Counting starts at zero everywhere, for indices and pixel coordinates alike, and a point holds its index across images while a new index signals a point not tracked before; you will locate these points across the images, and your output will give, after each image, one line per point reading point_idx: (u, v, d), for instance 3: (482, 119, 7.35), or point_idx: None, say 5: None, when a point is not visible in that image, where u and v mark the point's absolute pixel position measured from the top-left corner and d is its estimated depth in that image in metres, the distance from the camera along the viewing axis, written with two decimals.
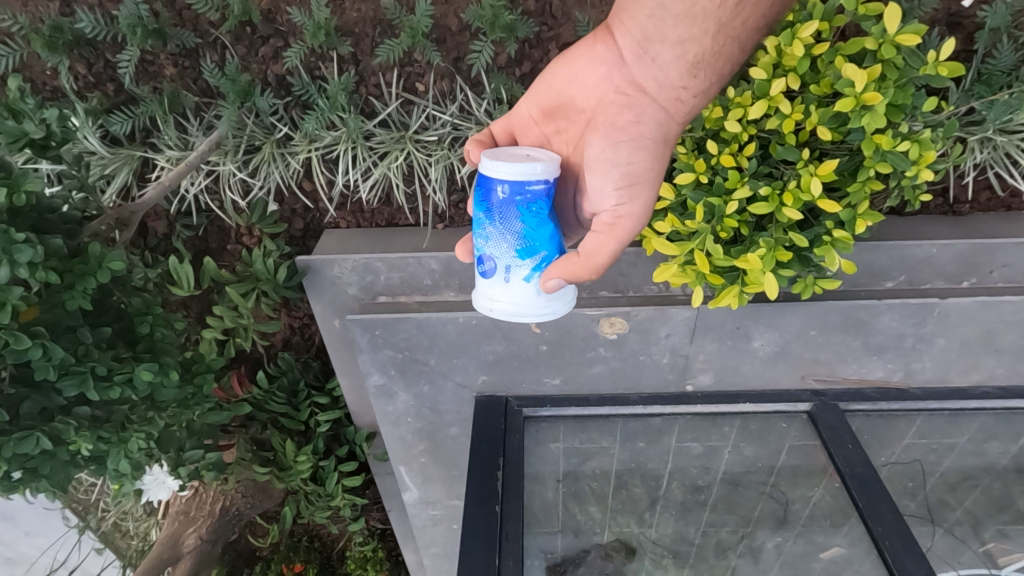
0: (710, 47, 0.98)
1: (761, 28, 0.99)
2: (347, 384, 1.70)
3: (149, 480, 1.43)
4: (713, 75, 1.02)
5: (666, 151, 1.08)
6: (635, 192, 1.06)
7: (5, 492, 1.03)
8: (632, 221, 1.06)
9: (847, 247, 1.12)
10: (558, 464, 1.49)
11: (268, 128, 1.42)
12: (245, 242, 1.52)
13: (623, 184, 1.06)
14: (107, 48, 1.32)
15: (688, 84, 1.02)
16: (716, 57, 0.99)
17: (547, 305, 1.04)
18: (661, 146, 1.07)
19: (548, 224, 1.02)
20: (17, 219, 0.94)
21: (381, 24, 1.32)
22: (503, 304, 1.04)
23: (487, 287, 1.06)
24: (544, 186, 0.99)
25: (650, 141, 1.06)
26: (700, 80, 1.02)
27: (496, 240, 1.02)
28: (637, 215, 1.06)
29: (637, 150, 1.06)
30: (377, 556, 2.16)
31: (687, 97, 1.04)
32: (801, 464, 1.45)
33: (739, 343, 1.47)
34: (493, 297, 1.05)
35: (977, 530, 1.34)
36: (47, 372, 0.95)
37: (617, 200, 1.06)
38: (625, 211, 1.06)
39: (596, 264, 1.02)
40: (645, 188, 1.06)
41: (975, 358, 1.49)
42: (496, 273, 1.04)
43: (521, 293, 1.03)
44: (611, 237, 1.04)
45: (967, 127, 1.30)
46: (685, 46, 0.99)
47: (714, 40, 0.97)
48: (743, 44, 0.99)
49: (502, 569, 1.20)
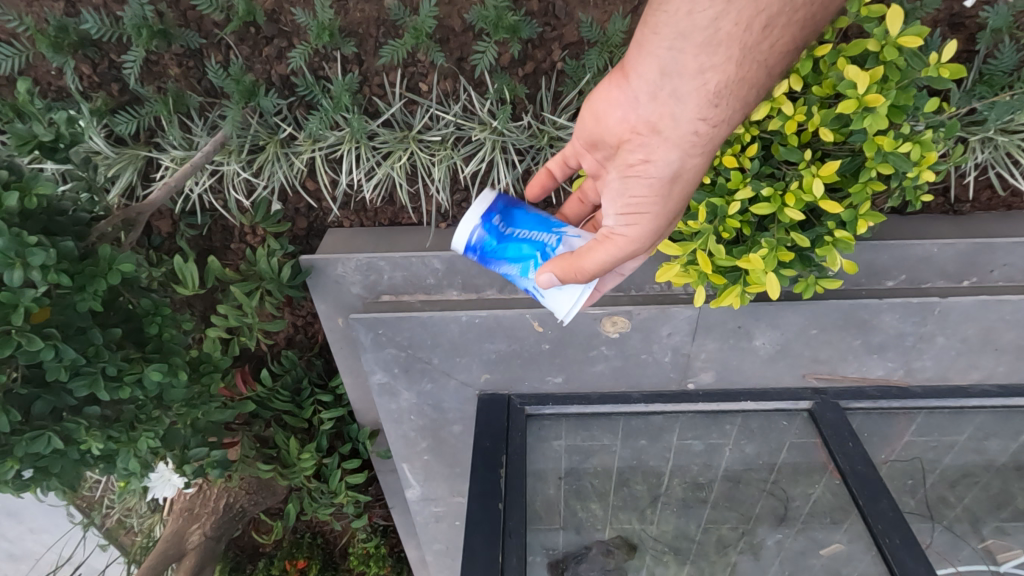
0: (733, 73, 0.93)
1: (790, 52, 0.96)
2: (350, 382, 1.71)
3: (155, 477, 1.38)
4: (735, 102, 0.96)
5: (679, 185, 1.03)
6: (636, 220, 1.06)
7: (17, 490, 1.05)
8: (630, 245, 1.07)
9: (848, 247, 1.13)
10: (560, 462, 1.51)
11: (272, 128, 1.43)
12: (249, 241, 1.53)
13: (625, 211, 1.06)
14: (112, 49, 1.33)
15: (706, 114, 0.96)
16: (739, 83, 0.94)
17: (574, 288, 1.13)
18: (671, 182, 1.02)
19: (510, 240, 1.14)
20: (29, 222, 0.95)
21: (384, 25, 1.33)
22: (544, 303, 1.17)
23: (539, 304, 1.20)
24: (490, 218, 1.14)
25: (657, 177, 1.02)
26: (722, 109, 0.96)
27: (505, 271, 1.17)
28: (635, 239, 1.07)
29: (643, 186, 1.03)
30: (379, 552, 2.20)
31: (705, 129, 0.97)
32: (801, 461, 1.46)
33: (740, 341, 1.48)
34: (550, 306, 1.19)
35: (977, 527, 1.35)
36: (58, 372, 0.95)
37: (617, 223, 1.07)
38: (622, 234, 1.06)
39: (581, 260, 1.06)
40: (649, 218, 1.05)
41: (976, 357, 1.50)
42: (532, 291, 1.18)
43: (546, 294, 1.15)
44: (602, 249, 1.06)
45: (969, 127, 1.31)
46: (705, 76, 0.93)
47: (738, 66, 0.92)
48: (768, 68, 0.95)
49: (505, 566, 1.22)
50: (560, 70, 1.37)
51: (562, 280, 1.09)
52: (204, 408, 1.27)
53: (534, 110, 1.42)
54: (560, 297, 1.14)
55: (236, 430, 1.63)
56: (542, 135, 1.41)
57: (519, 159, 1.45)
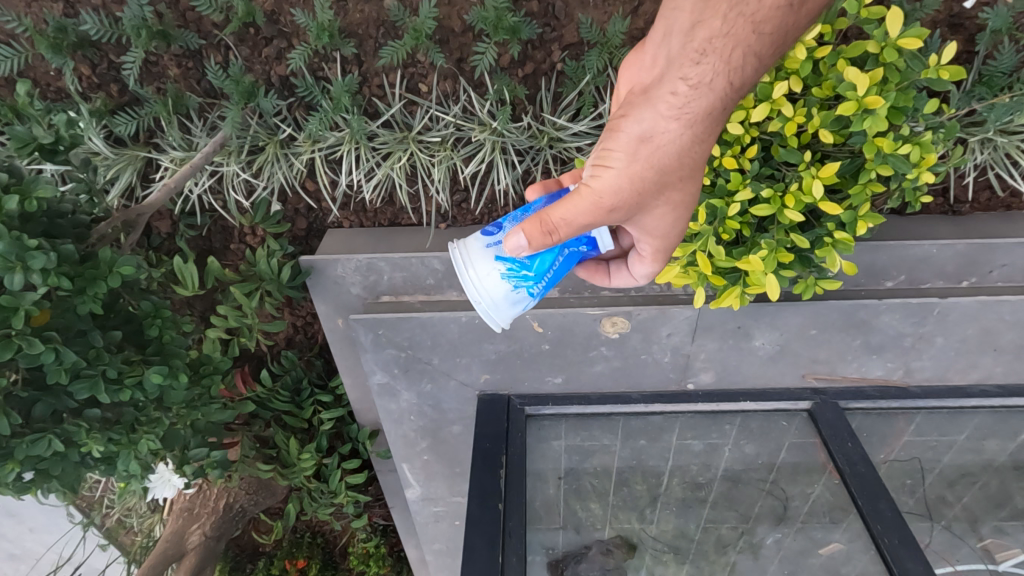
0: (719, 30, 0.91)
1: (784, 10, 0.88)
2: (350, 383, 1.71)
3: (155, 478, 1.39)
4: (720, 63, 0.92)
5: (650, 146, 0.96)
6: (599, 173, 0.97)
7: (17, 492, 1.05)
8: (589, 199, 0.97)
9: (848, 248, 1.13)
10: (560, 461, 1.51)
11: (272, 129, 1.43)
12: (249, 241, 1.53)
13: (594, 163, 0.99)
14: (111, 50, 1.32)
15: (688, 73, 0.94)
16: (724, 41, 0.91)
17: (489, 295, 1.05)
18: (639, 141, 0.96)
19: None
20: (29, 224, 0.96)
21: (384, 26, 1.33)
22: (476, 241, 1.06)
23: (469, 242, 1.07)
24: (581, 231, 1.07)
25: (628, 130, 0.96)
26: (705, 69, 0.93)
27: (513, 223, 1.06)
28: (596, 195, 0.97)
29: (612, 138, 0.97)
30: (379, 552, 2.20)
31: (684, 89, 0.94)
32: (801, 461, 1.47)
33: (740, 342, 1.48)
34: (467, 259, 1.06)
35: (975, 526, 1.36)
36: (59, 375, 0.95)
37: (585, 176, 0.99)
38: (585, 188, 0.97)
39: (549, 217, 0.96)
40: (611, 174, 0.96)
41: (975, 357, 1.50)
42: (485, 242, 1.06)
43: (485, 253, 1.04)
44: (564, 203, 0.97)
45: (968, 128, 1.32)
46: (694, 32, 0.93)
47: (724, 21, 0.90)
48: (758, 27, 0.90)
49: (505, 566, 1.22)
50: (560, 70, 1.37)
51: (528, 248, 0.98)
52: (204, 410, 1.27)
53: (533, 111, 1.43)
54: (483, 268, 1.04)
55: (236, 429, 1.63)
56: (542, 136, 1.42)
57: (519, 160, 1.45)
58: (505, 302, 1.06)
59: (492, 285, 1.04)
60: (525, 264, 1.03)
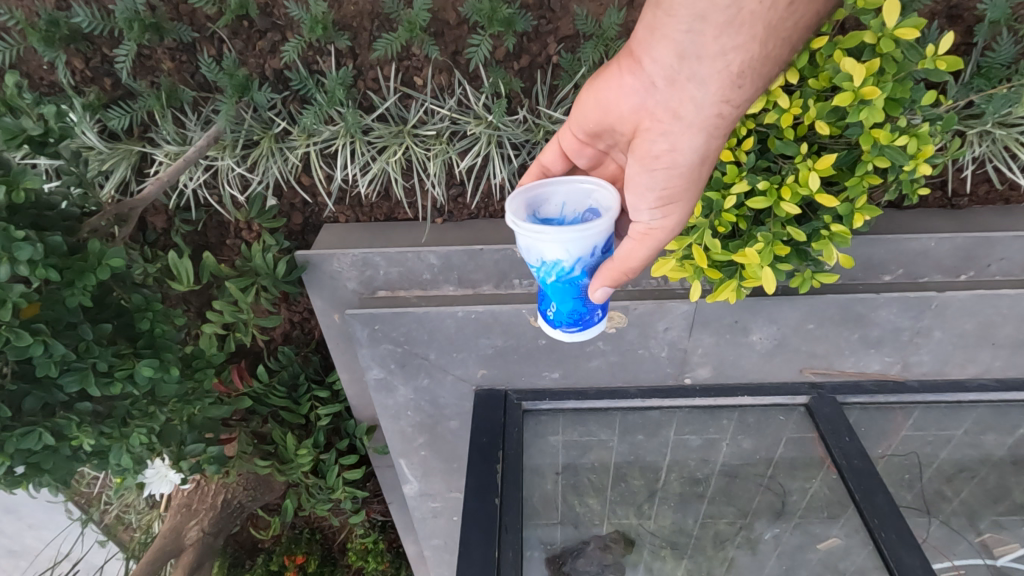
0: (757, 53, 0.89)
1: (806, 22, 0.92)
2: (347, 377, 1.70)
3: (150, 474, 1.31)
4: (756, 81, 0.93)
5: (706, 165, 0.99)
6: (670, 210, 1.02)
7: (9, 486, 1.04)
8: (664, 232, 1.04)
9: (845, 241, 1.13)
10: (558, 456, 1.51)
11: (266, 123, 1.42)
12: (244, 236, 1.52)
13: (659, 203, 1.01)
14: (103, 43, 1.32)
15: (729, 97, 0.92)
16: (761, 63, 0.91)
17: (534, 240, 0.97)
18: (701, 164, 0.98)
19: (574, 306, 1.11)
20: (16, 216, 0.94)
21: (378, 18, 1.32)
22: (600, 232, 1.01)
23: (598, 228, 0.99)
24: (555, 321, 1.14)
25: (687, 164, 0.97)
26: (744, 89, 0.93)
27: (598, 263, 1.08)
28: (671, 229, 1.04)
29: (674, 176, 0.98)
30: (378, 547, 2.19)
31: (729, 110, 0.94)
32: (799, 456, 1.46)
33: (737, 336, 1.47)
34: (584, 231, 0.97)
35: (973, 521, 1.37)
36: (49, 367, 0.95)
37: (653, 217, 1.02)
38: (660, 229, 1.03)
39: (630, 268, 1.04)
40: (681, 206, 1.02)
41: (973, 351, 1.49)
42: (592, 245, 1.02)
43: (582, 247, 1.00)
44: (644, 246, 1.03)
45: (967, 120, 1.31)
46: (728, 57, 0.89)
47: (761, 44, 0.89)
48: (788, 43, 0.92)
49: (501, 560, 1.22)
50: (556, 63, 1.36)
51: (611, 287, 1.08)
52: (199, 404, 1.27)
53: (530, 104, 1.42)
54: (567, 246, 0.98)
55: (234, 425, 1.65)
56: (539, 129, 1.41)
57: (515, 153, 1.44)
58: (523, 243, 1.00)
59: (545, 247, 0.98)
60: (561, 274, 1.03)
